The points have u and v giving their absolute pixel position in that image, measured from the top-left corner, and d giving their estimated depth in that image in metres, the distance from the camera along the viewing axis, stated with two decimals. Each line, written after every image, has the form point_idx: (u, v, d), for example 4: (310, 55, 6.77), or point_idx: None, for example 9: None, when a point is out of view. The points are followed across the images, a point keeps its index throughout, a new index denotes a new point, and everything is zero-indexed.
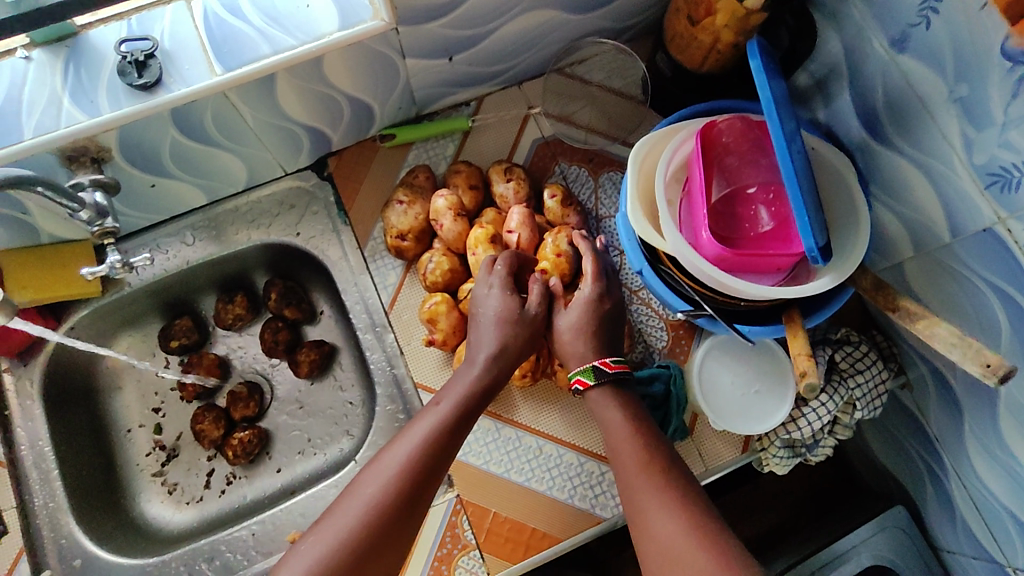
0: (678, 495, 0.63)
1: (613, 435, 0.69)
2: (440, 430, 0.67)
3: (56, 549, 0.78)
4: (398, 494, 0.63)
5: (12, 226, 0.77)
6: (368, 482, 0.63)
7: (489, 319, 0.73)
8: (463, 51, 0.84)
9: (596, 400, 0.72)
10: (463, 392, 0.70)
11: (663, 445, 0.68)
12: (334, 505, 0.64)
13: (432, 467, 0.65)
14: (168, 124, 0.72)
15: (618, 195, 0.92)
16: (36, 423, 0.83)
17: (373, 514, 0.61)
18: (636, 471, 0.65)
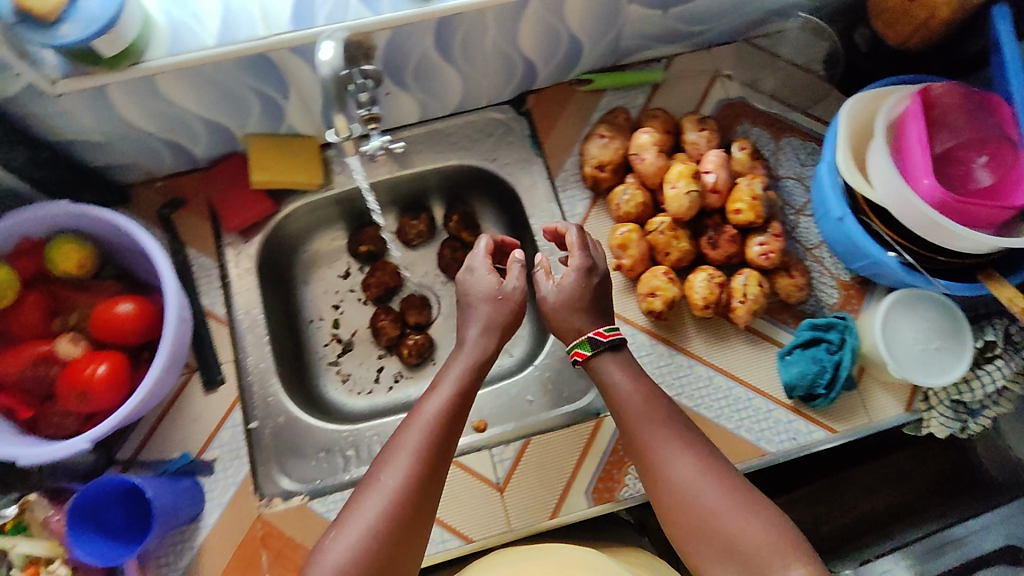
0: (711, 467, 0.66)
1: (630, 406, 0.72)
2: (445, 409, 0.68)
3: (262, 404, 0.87)
4: (427, 470, 0.64)
5: (266, 112, 0.86)
6: (398, 458, 0.64)
7: (483, 295, 0.78)
8: (680, 5, 0.89)
9: (594, 364, 0.76)
10: (462, 372, 0.72)
11: (667, 416, 0.71)
12: (360, 487, 0.64)
13: (444, 440, 0.67)
14: (429, 32, 0.79)
15: (797, 159, 0.96)
16: (251, 296, 0.91)
17: (408, 486, 0.63)
18: (665, 447, 0.68)
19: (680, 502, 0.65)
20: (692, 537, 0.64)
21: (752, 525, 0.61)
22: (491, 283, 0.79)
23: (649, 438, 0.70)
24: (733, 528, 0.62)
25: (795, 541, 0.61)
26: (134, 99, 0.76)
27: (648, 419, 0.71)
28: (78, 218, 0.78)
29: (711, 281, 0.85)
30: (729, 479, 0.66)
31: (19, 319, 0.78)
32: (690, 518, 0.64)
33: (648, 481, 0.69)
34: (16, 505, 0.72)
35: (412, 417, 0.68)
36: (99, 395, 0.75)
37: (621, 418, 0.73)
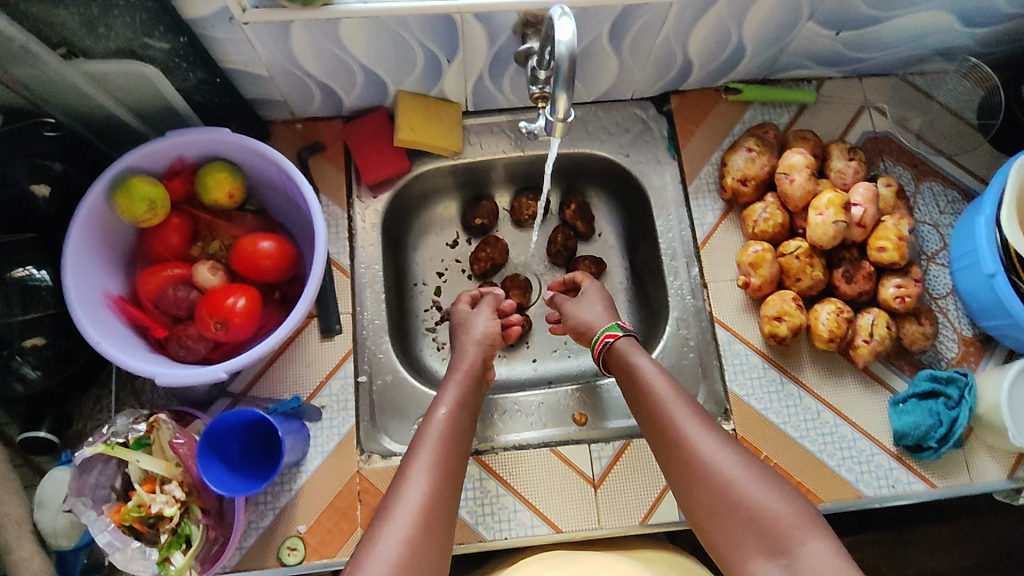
0: (731, 446, 0.68)
1: (661, 397, 0.74)
2: (449, 428, 0.74)
3: (372, 359, 0.88)
4: (442, 481, 0.68)
5: (425, 71, 0.85)
6: (416, 473, 0.68)
7: (476, 334, 0.87)
8: (853, 30, 0.87)
9: (620, 356, 0.80)
10: (460, 391, 0.79)
11: (689, 402, 0.74)
12: (379, 509, 0.65)
13: (453, 455, 0.72)
14: (609, 19, 0.78)
15: (938, 206, 0.94)
16: (372, 252, 0.92)
17: (426, 497, 0.66)
18: (686, 430, 0.70)
19: (705, 483, 0.66)
20: (718, 521, 0.65)
21: (773, 500, 0.63)
22: (486, 331, 0.88)
23: (674, 424, 0.71)
24: (756, 499, 0.63)
25: (814, 519, 0.62)
26: (309, 39, 0.76)
27: (674, 404, 0.73)
28: (235, 149, 0.79)
29: (839, 315, 0.84)
30: (747, 458, 0.67)
31: (164, 238, 0.79)
32: (715, 498, 0.65)
33: (672, 467, 0.70)
34: (146, 422, 0.73)
35: (418, 440, 0.72)
36: (235, 324, 0.75)
37: (645, 403, 0.75)
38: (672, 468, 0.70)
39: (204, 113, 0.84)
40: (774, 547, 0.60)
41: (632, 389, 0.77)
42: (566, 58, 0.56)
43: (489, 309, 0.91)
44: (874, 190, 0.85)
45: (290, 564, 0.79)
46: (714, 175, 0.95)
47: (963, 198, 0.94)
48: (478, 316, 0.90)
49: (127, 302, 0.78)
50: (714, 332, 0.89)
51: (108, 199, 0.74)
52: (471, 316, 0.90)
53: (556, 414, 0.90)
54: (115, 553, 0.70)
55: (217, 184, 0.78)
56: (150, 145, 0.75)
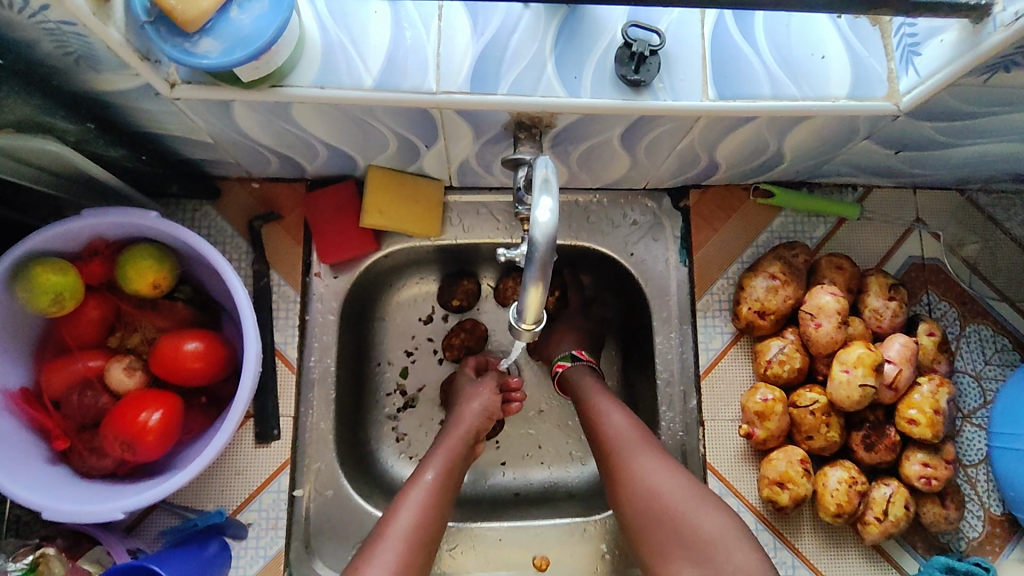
0: (672, 465, 0.68)
1: (611, 426, 0.72)
2: (433, 490, 0.71)
3: (312, 471, 0.78)
4: (416, 546, 0.66)
5: (400, 152, 0.72)
6: (389, 541, 0.65)
7: (479, 402, 0.80)
8: (916, 150, 0.73)
9: (582, 383, 0.79)
10: (450, 451, 0.75)
11: (639, 426, 0.72)
12: (346, 574, 0.64)
13: (434, 515, 0.69)
14: (622, 125, 0.64)
15: (983, 355, 0.81)
16: (327, 342, 0.80)
17: (398, 567, 0.64)
18: (632, 455, 0.69)
19: (645, 506, 0.66)
20: (656, 544, 0.65)
21: (708, 523, 0.63)
22: (490, 401, 0.80)
23: (621, 451, 0.69)
24: (696, 520, 0.63)
25: (746, 537, 0.62)
26: (257, 115, 0.63)
27: (623, 429, 0.71)
28: (163, 234, 0.67)
29: (851, 486, 0.72)
30: (689, 479, 0.67)
31: (76, 327, 0.68)
32: (654, 521, 0.65)
33: (615, 490, 0.69)
34: (30, 554, 0.63)
35: (397, 502, 0.69)
36: (146, 444, 0.65)
37: (596, 430, 0.73)
38: (615, 492, 0.69)
39: (137, 177, 0.72)
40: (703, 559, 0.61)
41: (586, 416, 0.75)
42: (545, 247, 0.44)
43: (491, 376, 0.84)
44: (912, 346, 0.72)
45: None
46: (728, 292, 0.82)
47: (1014, 348, 0.81)
48: (480, 385, 0.82)
49: (29, 399, 0.68)
50: (705, 480, 0.78)
51: (9, 286, 0.64)
52: (473, 387, 0.82)
53: (515, 551, 0.79)
54: None
55: (138, 275, 0.67)
56: (58, 227, 0.63)
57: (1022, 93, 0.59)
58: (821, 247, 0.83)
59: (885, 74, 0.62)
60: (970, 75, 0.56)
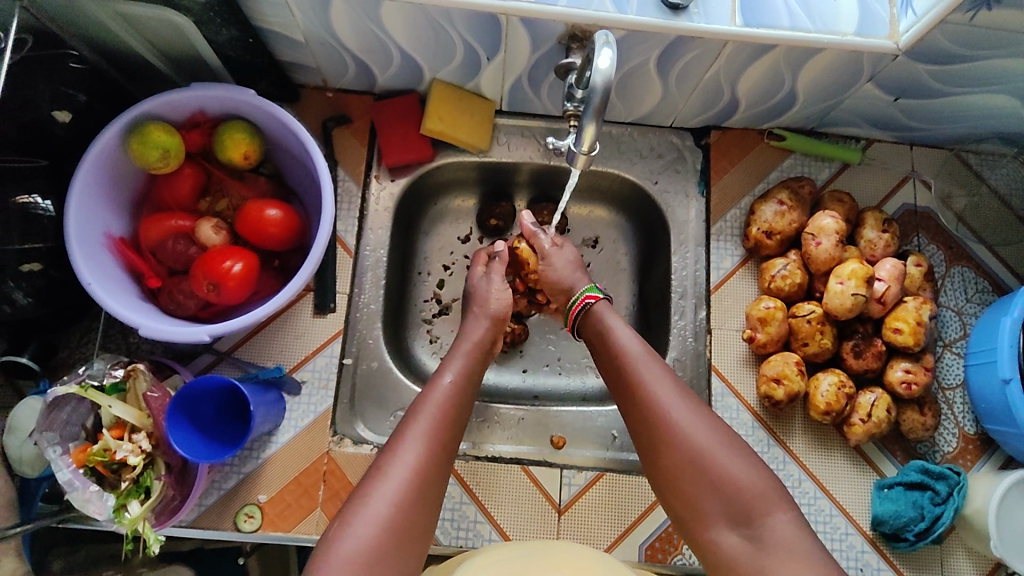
0: (707, 415, 0.66)
1: (643, 370, 0.70)
2: (451, 398, 0.70)
3: (361, 343, 0.87)
4: (438, 448, 0.65)
5: (464, 64, 0.83)
6: (410, 438, 0.64)
7: (491, 308, 0.83)
8: (913, 98, 0.83)
9: (602, 321, 0.78)
10: (465, 362, 0.75)
11: (663, 366, 0.71)
12: (370, 472, 0.63)
13: (452, 424, 0.68)
14: (660, 45, 0.75)
15: (965, 293, 0.90)
16: (380, 235, 0.90)
17: (420, 466, 0.63)
18: (656, 392, 0.67)
19: (672, 446, 0.64)
20: (680, 485, 0.64)
21: (737, 468, 0.61)
22: (501, 304, 0.84)
23: (644, 387, 0.69)
24: (728, 471, 0.62)
25: (776, 485, 0.61)
26: (350, 14, 0.74)
27: (648, 367, 0.70)
28: (256, 112, 0.78)
29: (840, 388, 0.81)
30: (717, 423, 0.65)
31: (174, 187, 0.79)
32: (680, 461, 0.64)
33: (639, 427, 0.68)
34: (123, 369, 0.73)
35: (418, 405, 0.68)
36: (228, 287, 0.75)
37: (619, 366, 0.72)
38: (640, 431, 0.68)
39: (235, 69, 0.83)
40: (739, 517, 0.60)
41: (609, 354, 0.75)
42: (601, 90, 0.55)
43: (502, 275, 0.88)
44: (901, 268, 0.82)
45: (244, 531, 0.79)
46: (739, 221, 0.92)
47: (993, 289, 0.91)
48: (492, 283, 0.86)
49: (126, 246, 0.78)
50: (709, 381, 0.87)
51: (122, 142, 0.74)
52: (485, 286, 0.86)
53: (534, 432, 0.89)
54: (74, 491, 0.70)
55: (233, 144, 0.78)
56: (172, 95, 0.74)
57: (1002, 36, 0.70)
58: (825, 188, 0.93)
59: (887, 17, 0.73)
60: (956, 13, 0.67)
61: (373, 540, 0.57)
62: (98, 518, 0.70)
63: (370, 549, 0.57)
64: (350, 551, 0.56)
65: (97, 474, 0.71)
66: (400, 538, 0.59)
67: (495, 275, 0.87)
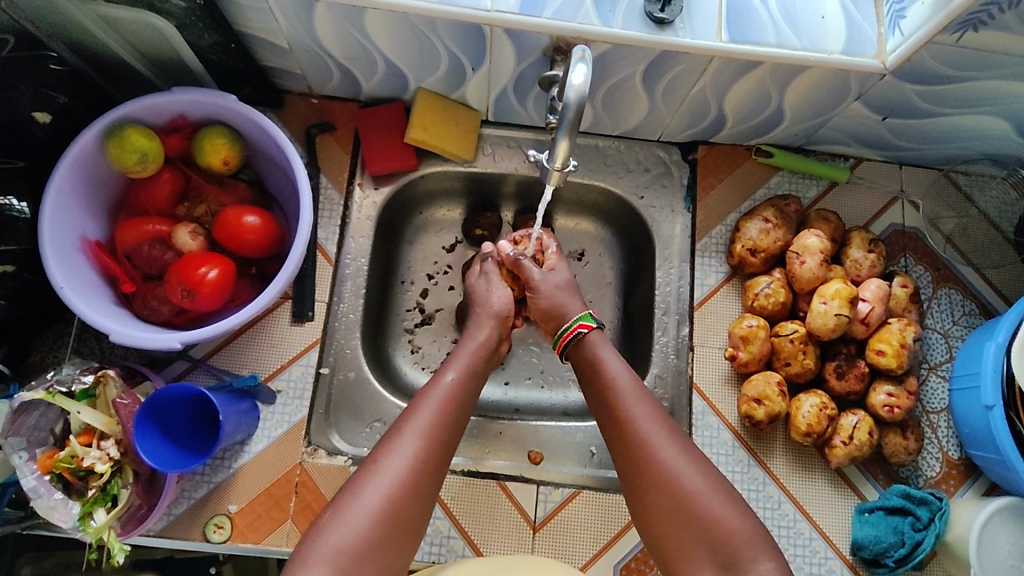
0: (694, 456, 0.66)
1: (630, 408, 0.69)
2: (450, 397, 0.69)
3: (338, 353, 0.86)
4: (434, 447, 0.65)
5: (449, 74, 0.83)
6: (407, 434, 0.64)
7: (494, 307, 0.82)
8: (901, 118, 0.83)
9: (588, 348, 0.77)
10: (468, 358, 0.75)
11: (652, 402, 0.71)
12: (364, 463, 0.63)
13: (452, 421, 0.68)
14: (645, 59, 0.74)
15: (952, 315, 0.89)
16: (361, 244, 0.89)
17: (415, 462, 0.63)
18: (647, 430, 0.67)
19: (662, 487, 0.64)
20: (668, 526, 0.63)
21: (729, 515, 0.61)
22: (502, 302, 0.82)
23: (634, 423, 0.68)
24: (715, 515, 0.61)
25: (766, 535, 0.61)
26: (333, 21, 0.73)
27: (634, 401, 0.70)
28: (237, 117, 0.77)
29: (821, 410, 0.80)
30: (709, 468, 0.65)
31: (152, 192, 0.79)
32: (670, 502, 0.63)
33: (626, 462, 0.67)
34: (93, 375, 0.72)
35: (416, 401, 0.68)
36: (202, 293, 0.74)
37: (607, 396, 0.72)
38: (626, 467, 0.68)
39: (219, 74, 0.83)
40: (722, 561, 0.60)
41: (596, 379, 0.74)
42: (575, 106, 0.55)
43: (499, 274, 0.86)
44: (886, 289, 0.81)
45: (213, 542, 0.77)
46: (725, 237, 0.91)
47: (980, 313, 0.90)
48: (492, 284, 0.84)
49: (101, 249, 0.77)
50: (690, 399, 0.86)
51: (100, 144, 0.73)
52: (485, 287, 0.84)
53: (512, 445, 0.88)
54: (40, 498, 0.69)
55: (213, 150, 0.77)
56: (151, 99, 0.73)
57: (989, 58, 0.69)
58: (813, 206, 0.92)
59: (875, 36, 0.73)
60: (943, 34, 0.66)
61: (360, 534, 0.58)
62: (63, 526, 0.69)
63: (358, 543, 0.58)
64: (338, 543, 0.57)
65: (63, 482, 0.70)
66: (386, 537, 0.59)
67: (493, 274, 0.85)
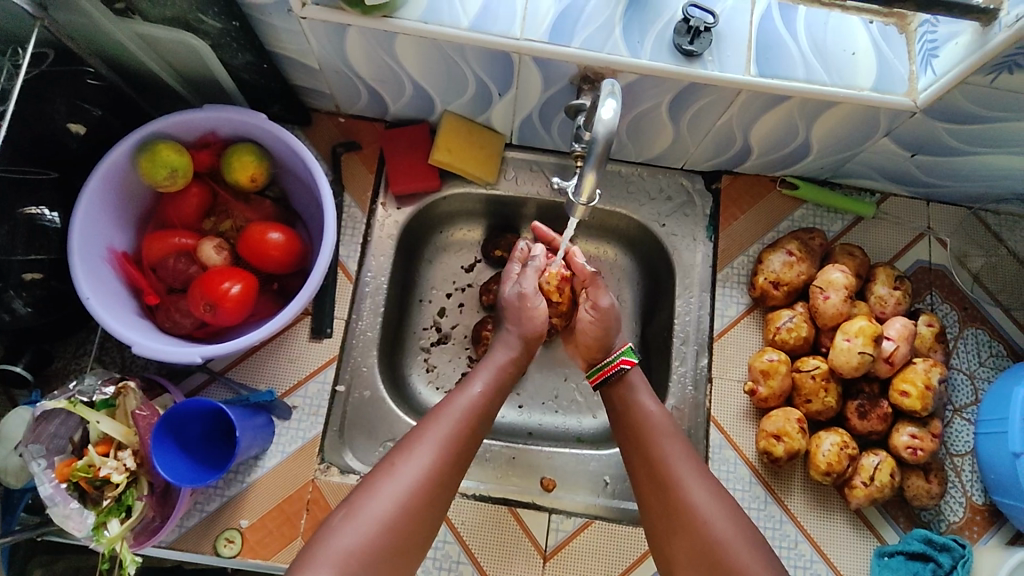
0: (727, 503, 0.65)
1: (668, 444, 0.69)
2: (473, 407, 0.69)
3: (355, 371, 0.86)
4: (452, 455, 0.65)
5: (475, 98, 0.83)
6: (428, 440, 0.65)
7: (527, 327, 0.79)
8: (931, 155, 0.81)
9: (625, 386, 0.76)
10: (496, 370, 0.75)
11: (684, 443, 0.70)
12: (381, 464, 0.63)
13: (471, 434, 0.68)
14: (673, 90, 0.74)
15: (978, 356, 0.87)
16: (383, 262, 0.90)
17: (431, 470, 0.63)
18: (679, 471, 0.67)
19: (690, 532, 0.63)
20: (695, 570, 0.62)
21: (757, 566, 0.60)
22: (538, 325, 0.79)
23: (663, 461, 0.68)
24: (739, 561, 0.60)
25: None
26: (365, 45, 0.74)
27: (668, 441, 0.70)
28: (267, 136, 0.78)
29: (842, 449, 0.78)
30: (741, 518, 0.64)
31: (179, 206, 0.80)
32: (698, 548, 0.62)
33: (655, 498, 0.67)
34: (114, 385, 0.73)
35: (441, 407, 0.68)
36: (225, 309, 0.75)
37: (638, 434, 0.71)
38: (655, 502, 0.67)
39: (250, 91, 0.84)
40: None
41: (627, 411, 0.74)
42: (602, 142, 0.55)
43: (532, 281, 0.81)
44: (911, 327, 0.80)
45: (223, 557, 0.77)
46: (747, 268, 0.90)
47: (1007, 354, 0.88)
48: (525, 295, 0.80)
49: (127, 260, 0.79)
50: (707, 432, 0.85)
51: (133, 158, 0.75)
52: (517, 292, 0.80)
53: (525, 471, 0.87)
54: (55, 507, 0.70)
55: (241, 167, 0.78)
56: (183, 116, 0.75)
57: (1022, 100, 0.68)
58: (837, 240, 0.91)
59: (906, 74, 0.72)
60: (976, 75, 0.66)
61: (370, 538, 0.58)
62: (76, 535, 0.70)
63: (367, 550, 0.58)
64: (347, 547, 0.57)
65: (79, 490, 0.71)
66: (395, 545, 0.59)
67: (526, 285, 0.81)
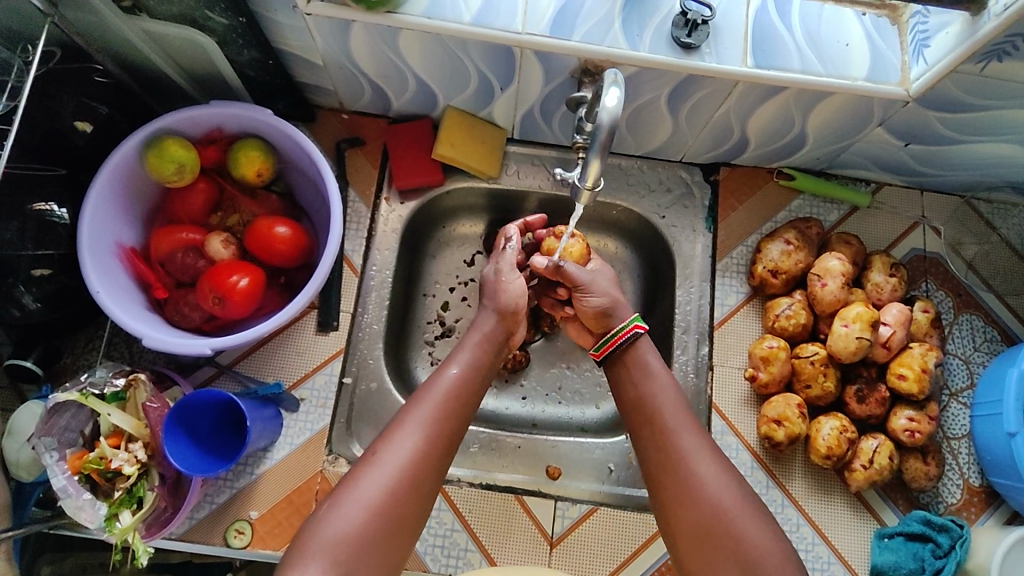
0: (731, 476, 0.66)
1: (671, 416, 0.70)
2: (452, 387, 0.70)
3: (361, 363, 0.87)
4: (436, 438, 0.66)
5: (477, 92, 0.84)
6: (410, 426, 0.66)
7: (502, 300, 0.80)
8: (924, 144, 0.83)
9: (637, 354, 0.76)
10: (473, 350, 0.76)
11: (691, 415, 0.71)
12: (365, 455, 0.64)
13: (454, 415, 0.69)
14: (672, 82, 0.76)
15: (973, 341, 0.89)
16: (387, 256, 0.91)
17: (415, 455, 0.64)
18: (685, 444, 0.68)
19: (696, 505, 0.64)
20: (696, 541, 0.63)
21: (761, 538, 0.61)
22: (513, 299, 0.81)
23: (671, 433, 0.69)
24: (744, 534, 0.61)
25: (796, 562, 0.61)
26: (369, 40, 0.75)
27: (674, 414, 0.70)
28: (273, 132, 0.79)
29: (841, 432, 0.80)
30: (745, 490, 0.65)
31: (187, 201, 0.81)
32: (702, 521, 0.63)
33: (659, 471, 0.68)
34: (125, 378, 0.74)
35: (419, 393, 0.69)
36: (234, 302, 0.76)
37: (644, 408, 0.72)
38: (657, 474, 0.68)
39: (255, 88, 0.86)
40: None
41: (636, 381, 0.74)
42: (606, 129, 0.56)
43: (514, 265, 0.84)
44: (907, 313, 0.81)
45: (234, 548, 0.78)
46: (746, 258, 0.92)
47: (1001, 339, 0.89)
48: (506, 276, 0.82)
49: (136, 256, 0.80)
50: (709, 419, 0.86)
51: (141, 154, 0.76)
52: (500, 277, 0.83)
53: (529, 460, 0.88)
54: (68, 498, 0.70)
55: (247, 162, 0.79)
56: (191, 111, 0.76)
57: (1012, 87, 0.70)
58: (834, 229, 0.92)
59: (899, 64, 0.74)
60: (967, 63, 0.67)
61: (358, 526, 0.59)
62: (89, 526, 0.70)
63: (356, 537, 0.59)
64: (334, 536, 0.58)
65: (91, 482, 0.72)
66: (386, 530, 0.60)
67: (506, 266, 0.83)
